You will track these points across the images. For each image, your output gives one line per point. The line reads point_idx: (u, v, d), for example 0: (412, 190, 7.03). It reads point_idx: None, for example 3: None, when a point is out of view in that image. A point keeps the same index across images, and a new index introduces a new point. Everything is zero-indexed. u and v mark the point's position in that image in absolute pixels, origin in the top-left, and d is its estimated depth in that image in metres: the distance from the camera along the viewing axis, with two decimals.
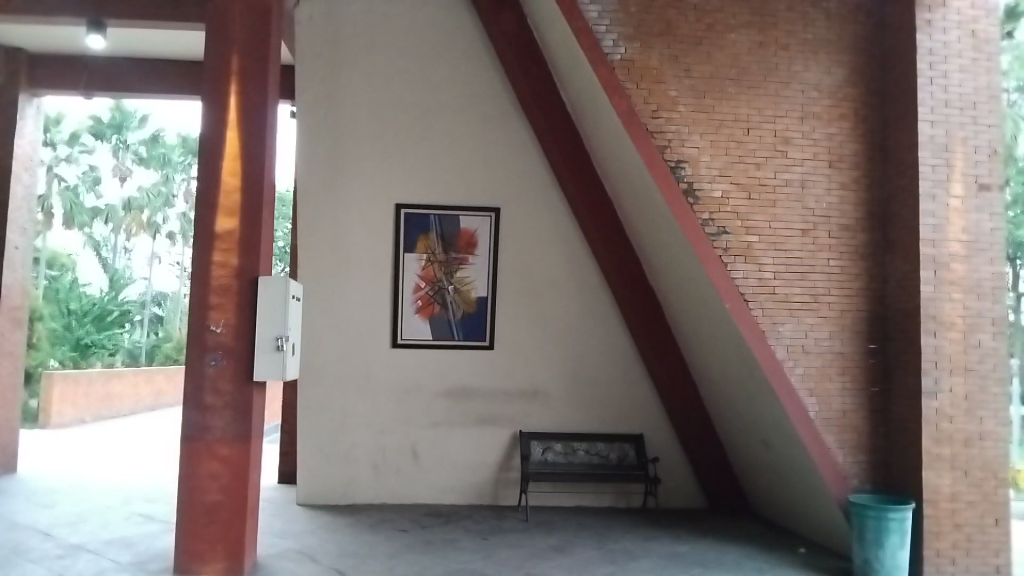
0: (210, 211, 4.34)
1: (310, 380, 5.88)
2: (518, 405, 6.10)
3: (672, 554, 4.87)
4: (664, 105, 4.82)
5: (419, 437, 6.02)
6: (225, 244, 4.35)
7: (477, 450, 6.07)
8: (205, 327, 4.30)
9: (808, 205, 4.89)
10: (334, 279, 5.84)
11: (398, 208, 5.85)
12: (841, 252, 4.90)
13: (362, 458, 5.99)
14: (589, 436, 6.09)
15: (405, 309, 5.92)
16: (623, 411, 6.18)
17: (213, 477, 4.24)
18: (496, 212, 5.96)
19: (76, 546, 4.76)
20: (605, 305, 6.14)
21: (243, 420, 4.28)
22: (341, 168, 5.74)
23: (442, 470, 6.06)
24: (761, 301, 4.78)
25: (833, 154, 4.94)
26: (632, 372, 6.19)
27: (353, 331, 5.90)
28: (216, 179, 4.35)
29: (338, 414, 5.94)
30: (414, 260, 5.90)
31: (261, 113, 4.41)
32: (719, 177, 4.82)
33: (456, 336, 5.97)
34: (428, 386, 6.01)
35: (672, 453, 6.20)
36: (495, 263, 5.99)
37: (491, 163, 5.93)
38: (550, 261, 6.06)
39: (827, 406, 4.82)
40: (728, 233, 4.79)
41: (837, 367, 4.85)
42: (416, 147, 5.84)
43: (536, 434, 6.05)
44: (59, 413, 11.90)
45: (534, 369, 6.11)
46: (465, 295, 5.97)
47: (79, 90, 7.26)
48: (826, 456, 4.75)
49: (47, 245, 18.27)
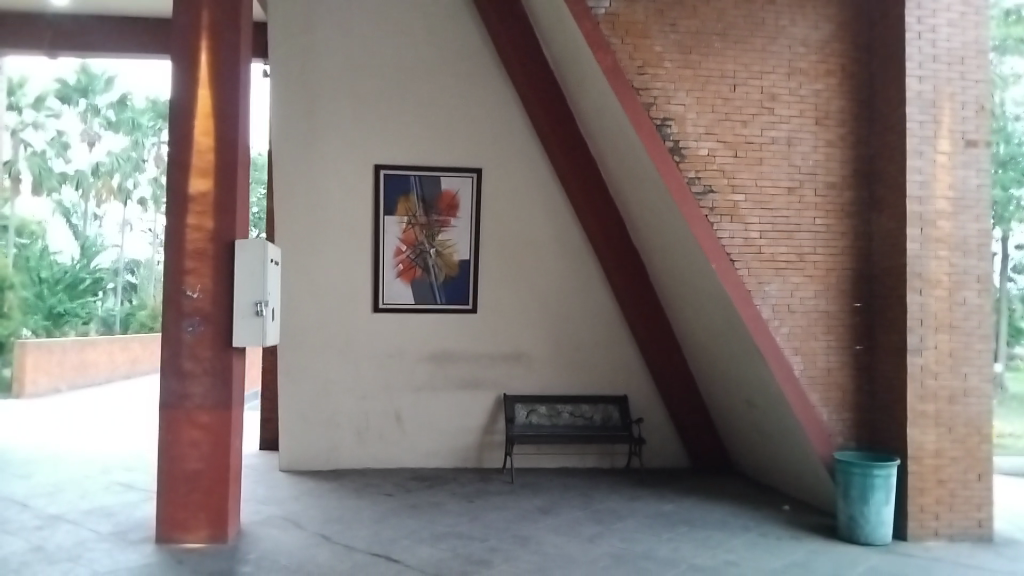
0: (183, 172, 4.19)
1: (291, 346, 5.78)
2: (501, 368, 6.06)
3: (659, 514, 4.88)
4: (650, 61, 4.71)
5: (402, 401, 5.97)
6: (199, 207, 4.21)
7: (461, 413, 6.03)
8: (181, 292, 4.18)
9: (795, 163, 4.83)
10: (313, 243, 5.71)
11: (377, 168, 5.72)
12: (826, 211, 4.86)
13: (346, 423, 5.93)
14: (572, 399, 6.07)
15: (386, 273, 5.82)
16: (607, 373, 6.16)
17: (194, 445, 4.16)
18: (477, 173, 5.84)
19: (54, 517, 4.67)
20: (589, 267, 6.08)
21: (223, 386, 4.19)
22: (317, 129, 5.59)
23: (426, 435, 6.01)
24: (747, 261, 4.74)
25: (819, 111, 4.88)
26: (616, 334, 6.15)
27: (333, 296, 5.80)
28: (189, 139, 4.21)
29: (320, 380, 5.87)
30: (394, 223, 5.78)
31: (233, 71, 4.24)
32: (705, 134, 4.74)
33: (439, 300, 5.89)
34: (410, 350, 5.94)
35: (655, 414, 6.19)
36: (477, 225, 5.89)
37: (472, 122, 5.80)
38: (533, 223, 5.97)
39: (812, 365, 4.82)
40: (714, 192, 4.73)
41: (822, 326, 4.83)
42: (395, 106, 5.69)
43: (521, 397, 6.01)
44: (32, 383, 11.71)
45: (517, 332, 6.06)
46: (448, 258, 5.88)
47: (43, 51, 7.03)
48: (811, 415, 4.76)
49: (16, 213, 17.89)
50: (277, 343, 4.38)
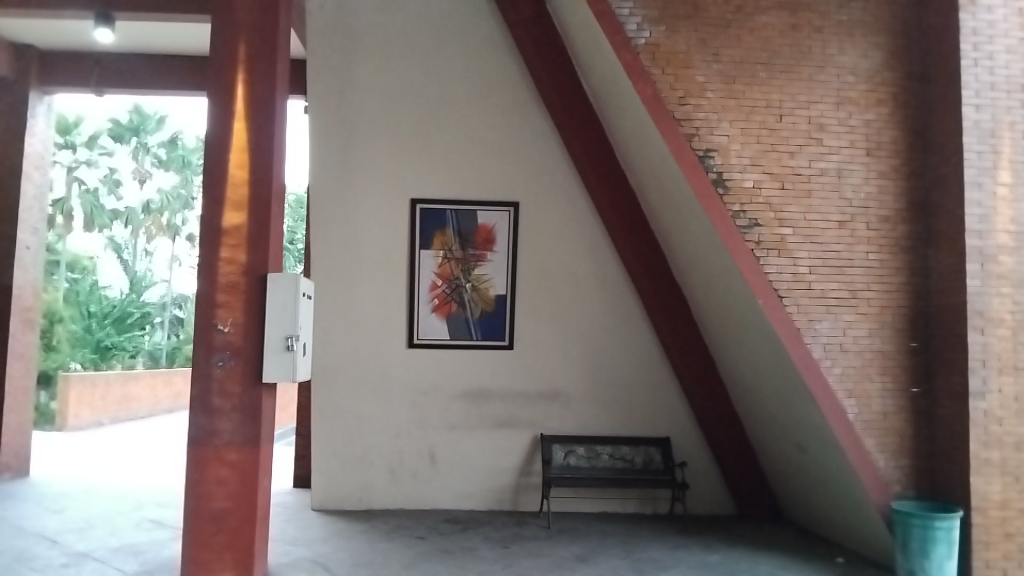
0: (217, 205, 4.15)
1: (324, 382, 5.69)
2: (538, 407, 5.88)
3: (703, 565, 4.63)
4: (692, 91, 4.58)
5: (437, 440, 5.83)
6: (232, 240, 4.16)
7: (497, 453, 5.86)
8: (212, 325, 4.11)
9: (845, 195, 4.64)
10: (348, 277, 5.64)
11: (413, 203, 5.65)
12: (879, 245, 4.65)
13: (379, 462, 5.80)
14: (612, 439, 5.87)
15: (422, 308, 5.72)
16: (648, 413, 5.95)
17: (221, 484, 4.06)
18: (515, 207, 5.74)
19: (81, 554, 4.59)
20: (629, 304, 5.90)
21: (252, 423, 4.09)
22: (354, 163, 5.55)
23: (461, 475, 5.85)
24: (796, 297, 4.53)
25: (869, 142, 4.69)
26: (657, 372, 5.95)
27: (368, 331, 5.71)
28: (224, 172, 4.17)
29: (354, 417, 5.75)
30: (430, 258, 5.70)
31: (269, 104, 4.22)
32: (750, 166, 4.58)
33: (475, 336, 5.76)
34: (446, 387, 5.81)
35: (699, 457, 5.95)
36: (515, 259, 5.77)
37: (510, 155, 5.71)
38: (572, 258, 5.83)
39: (866, 408, 4.57)
40: (760, 225, 4.55)
41: (877, 366, 4.59)
42: (432, 139, 5.62)
43: (558, 437, 5.83)
44: (75, 416, 11.82)
45: (555, 369, 5.89)
46: (483, 293, 5.76)
47: (90, 88, 7.16)
48: (865, 461, 4.50)
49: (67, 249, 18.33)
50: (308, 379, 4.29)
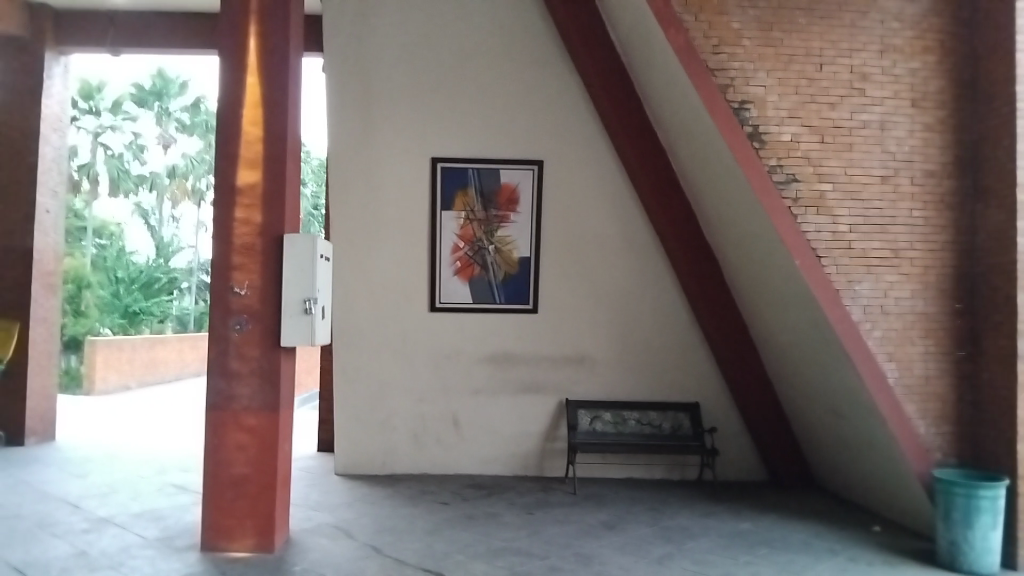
0: (231, 164, 4.01)
1: (345, 347, 5.59)
2: (564, 371, 5.74)
3: (734, 533, 4.48)
4: (727, 40, 4.34)
5: (460, 404, 5.72)
6: (248, 199, 4.01)
7: (522, 419, 5.74)
8: (228, 288, 3.99)
9: (889, 149, 4.39)
10: (369, 239, 5.50)
11: (434, 162, 5.47)
12: (925, 202, 4.41)
13: (402, 427, 5.71)
14: (640, 405, 5.72)
15: (444, 270, 5.57)
16: (677, 378, 5.79)
17: (240, 449, 3.98)
18: (539, 165, 5.54)
19: (102, 519, 4.56)
20: (657, 266, 5.71)
21: (271, 389, 3.99)
22: (374, 120, 5.38)
23: (485, 440, 5.75)
24: (835, 256, 4.32)
25: (916, 92, 4.43)
26: (686, 336, 5.77)
27: (390, 294, 5.59)
28: (237, 128, 4.02)
29: (376, 381, 5.66)
30: (452, 219, 5.53)
31: (283, 57, 4.04)
32: (788, 119, 4.34)
33: (498, 299, 5.61)
34: (469, 351, 5.69)
35: (730, 423, 5.79)
36: (539, 220, 5.59)
37: (534, 112, 5.49)
38: (598, 218, 5.64)
39: (908, 372, 4.37)
40: (798, 181, 4.33)
41: (919, 329, 4.38)
42: (453, 95, 5.42)
43: (584, 403, 5.69)
44: (104, 380, 11.94)
45: (581, 333, 5.73)
46: (506, 255, 5.59)
47: (106, 48, 7.01)
48: (906, 428, 4.32)
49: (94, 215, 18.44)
50: (327, 343, 4.16)
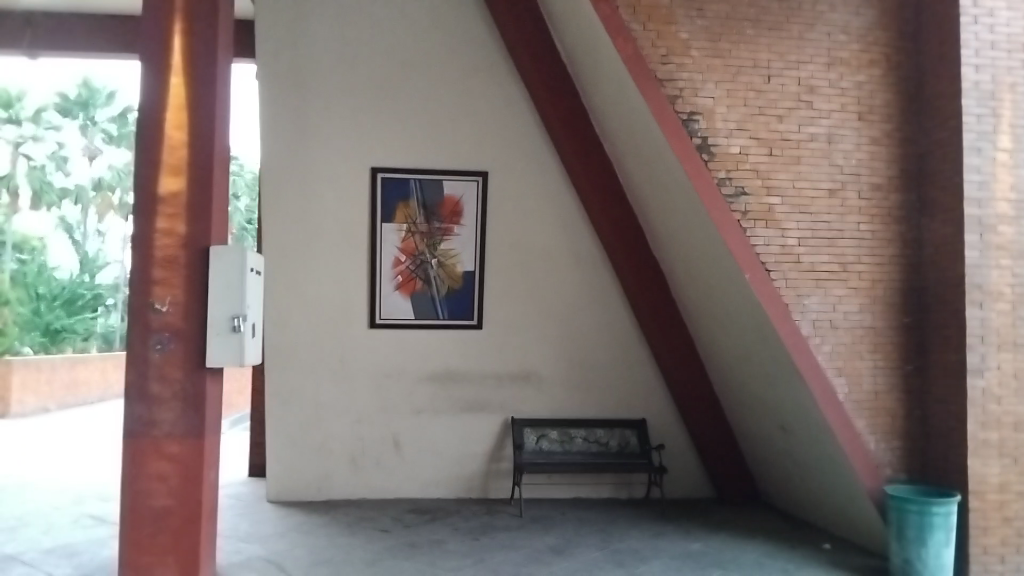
0: (152, 170, 3.72)
1: (279, 366, 5.31)
2: (509, 390, 5.56)
3: (686, 555, 4.35)
4: (675, 50, 4.24)
5: (401, 425, 5.48)
6: (170, 209, 3.73)
7: (465, 439, 5.53)
8: (148, 305, 3.69)
9: (836, 162, 4.35)
10: (304, 253, 5.24)
11: (374, 171, 5.25)
12: (871, 215, 4.38)
13: (339, 450, 5.44)
14: (587, 423, 5.57)
15: (384, 285, 5.33)
16: (623, 394, 5.66)
17: (161, 479, 3.67)
18: (484, 176, 5.36)
19: (8, 557, 4.17)
20: (604, 280, 5.58)
21: (196, 413, 3.70)
22: (309, 128, 5.13)
23: (426, 462, 5.51)
24: (785, 270, 4.24)
25: (861, 105, 4.41)
26: (634, 352, 5.65)
27: (326, 311, 5.32)
28: (160, 133, 3.74)
29: (311, 402, 5.38)
30: (392, 231, 5.31)
31: (211, 58, 3.79)
32: (737, 130, 4.26)
33: (441, 315, 5.40)
34: (410, 370, 5.46)
35: (677, 440, 5.69)
36: (483, 233, 5.41)
37: (477, 122, 5.33)
38: (544, 231, 5.49)
39: (857, 388, 4.31)
40: (747, 194, 4.24)
41: (868, 343, 4.34)
42: (394, 103, 5.22)
43: (529, 421, 5.52)
44: (19, 403, 11.26)
45: (526, 350, 5.56)
46: (450, 269, 5.39)
47: (22, 50, 6.58)
48: (856, 444, 4.26)
49: (13, 228, 17.55)
50: (258, 363, 3.89)
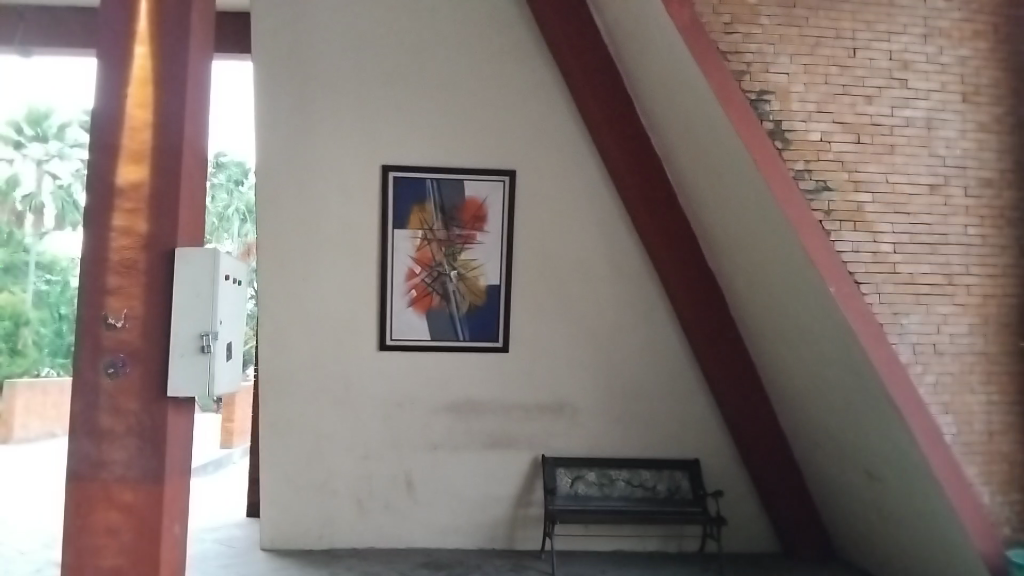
0: (111, 158, 3.07)
1: (274, 393, 4.63)
2: (539, 423, 4.82)
3: None
4: (740, 17, 3.52)
5: (414, 463, 4.76)
6: (130, 203, 3.06)
7: (488, 479, 4.80)
8: (100, 319, 3.01)
9: (937, 153, 3.58)
10: (305, 264, 4.58)
11: (384, 169, 4.58)
12: (981, 216, 3.58)
13: (344, 491, 4.73)
14: (629, 463, 4.82)
15: (396, 302, 4.64)
16: (672, 430, 4.90)
17: (111, 534, 2.97)
18: (510, 175, 4.66)
19: None
20: (650, 298, 4.84)
21: (153, 453, 2.99)
22: (310, 122, 4.49)
23: (444, 506, 4.78)
24: (879, 283, 3.47)
25: (966, 85, 3.62)
26: (684, 382, 4.89)
27: (329, 331, 4.64)
28: (120, 112, 3.09)
29: (312, 435, 4.68)
30: (406, 239, 4.62)
31: (182, 22, 3.14)
32: (817, 114, 3.52)
33: (461, 336, 4.69)
34: (426, 399, 4.75)
35: (735, 484, 4.91)
36: (511, 241, 4.69)
37: (503, 114, 4.63)
38: (581, 241, 4.77)
39: (967, 428, 3.50)
40: (831, 189, 3.49)
41: (980, 373, 3.54)
42: (408, 92, 4.55)
43: (563, 460, 4.79)
44: (24, 427, 10.76)
45: (560, 377, 4.82)
46: (472, 283, 4.69)
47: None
48: (967, 497, 3.46)
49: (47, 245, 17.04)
50: (229, 392, 3.17)
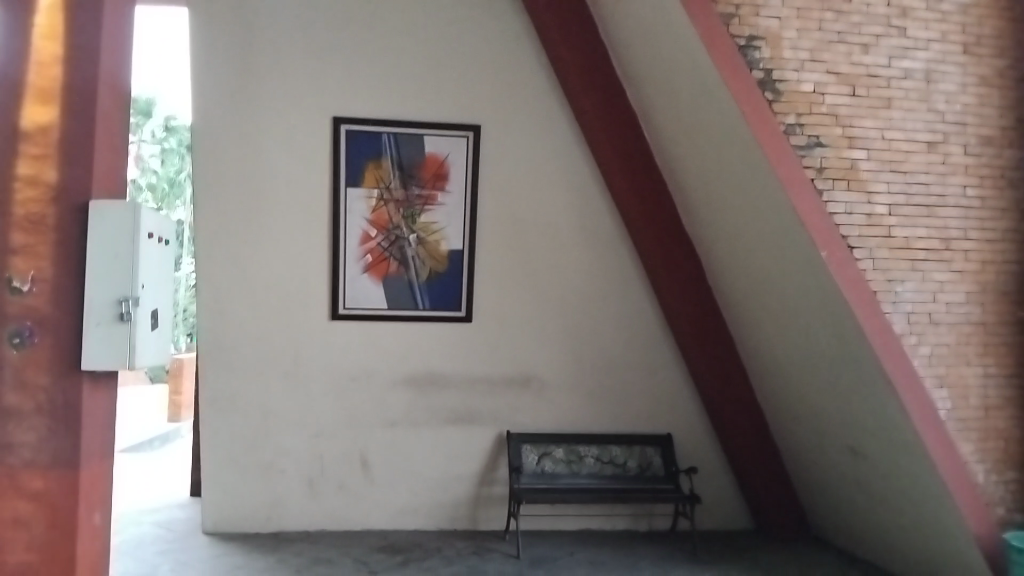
0: (13, 94, 2.64)
1: (217, 366, 4.26)
2: (504, 397, 4.52)
3: None
4: None
5: (370, 441, 4.44)
6: (36, 147, 2.64)
7: (450, 457, 4.50)
8: (2, 281, 2.60)
9: (936, 108, 3.31)
10: (250, 225, 4.20)
11: (336, 122, 4.18)
12: (981, 177, 3.33)
13: (293, 470, 4.39)
14: (599, 439, 4.55)
15: (350, 267, 4.28)
16: (644, 404, 4.64)
17: (19, 527, 2.59)
18: (474, 131, 4.30)
19: None
20: (622, 265, 4.55)
21: (65, 434, 2.61)
22: (255, 69, 4.08)
23: (402, 486, 4.48)
24: (873, 247, 3.22)
25: (967, 35, 3.34)
26: (657, 355, 4.63)
27: (277, 299, 4.28)
28: (25, 41, 2.66)
29: (259, 410, 4.33)
30: (360, 199, 4.25)
31: None
32: (810, 62, 3.22)
33: (421, 304, 4.36)
34: (383, 373, 4.41)
35: (708, 460, 4.69)
36: (475, 202, 4.35)
37: (466, 64, 4.27)
38: (550, 203, 4.45)
39: (962, 403, 3.28)
40: (824, 145, 3.21)
41: (976, 344, 3.32)
42: (362, 38, 4.16)
43: (528, 436, 4.51)
44: None
45: (527, 348, 4.52)
46: (433, 248, 4.33)
47: None
48: (961, 475, 3.25)
49: None
50: (155, 365, 2.81)
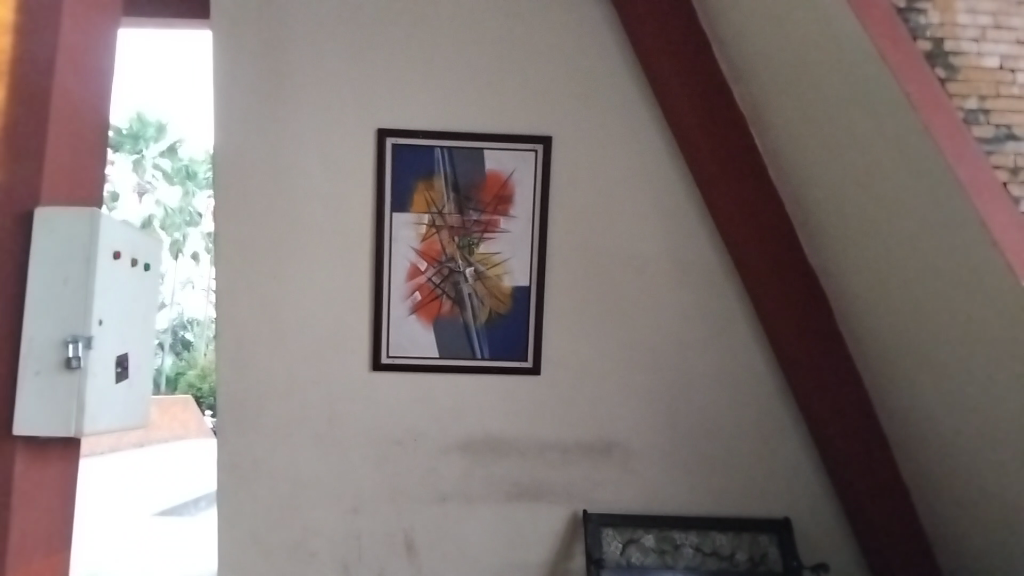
0: None
1: (236, 426, 3.57)
2: (579, 468, 3.70)
3: None
4: None
5: (417, 519, 3.67)
6: None
7: (514, 540, 3.70)
8: None
9: None
10: (277, 257, 3.54)
11: (380, 134, 3.52)
12: None
13: (326, 554, 3.64)
14: (700, 524, 3.69)
15: (395, 307, 3.57)
16: (753, 479, 3.76)
17: None
18: (545, 143, 3.58)
19: None
20: (725, 307, 3.74)
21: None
22: (294, 75, 3.50)
23: (456, 574, 3.69)
24: None
25: None
26: (769, 417, 3.76)
27: (309, 346, 3.59)
28: None
29: (284, 479, 3.61)
30: (407, 226, 3.55)
31: None
32: (993, 26, 2.11)
33: (480, 352, 3.61)
34: (434, 436, 3.66)
35: (834, 550, 3.81)
36: (544, 229, 3.60)
37: (539, 68, 3.61)
38: (636, 232, 3.69)
39: None
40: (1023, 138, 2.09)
41: None
42: (416, 39, 3.54)
43: (611, 519, 3.66)
44: None
45: (607, 408, 3.71)
46: (494, 285, 3.60)
47: None
48: None
49: None
50: (104, 430, 2.08)
